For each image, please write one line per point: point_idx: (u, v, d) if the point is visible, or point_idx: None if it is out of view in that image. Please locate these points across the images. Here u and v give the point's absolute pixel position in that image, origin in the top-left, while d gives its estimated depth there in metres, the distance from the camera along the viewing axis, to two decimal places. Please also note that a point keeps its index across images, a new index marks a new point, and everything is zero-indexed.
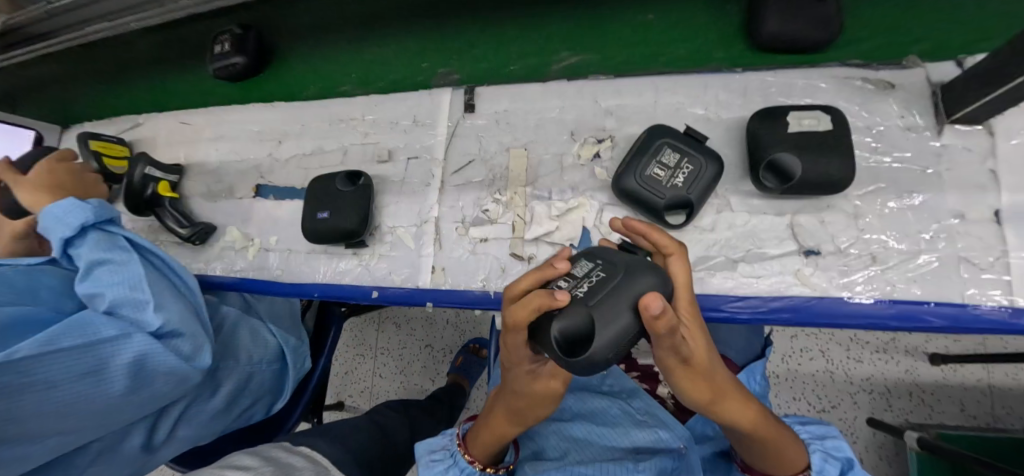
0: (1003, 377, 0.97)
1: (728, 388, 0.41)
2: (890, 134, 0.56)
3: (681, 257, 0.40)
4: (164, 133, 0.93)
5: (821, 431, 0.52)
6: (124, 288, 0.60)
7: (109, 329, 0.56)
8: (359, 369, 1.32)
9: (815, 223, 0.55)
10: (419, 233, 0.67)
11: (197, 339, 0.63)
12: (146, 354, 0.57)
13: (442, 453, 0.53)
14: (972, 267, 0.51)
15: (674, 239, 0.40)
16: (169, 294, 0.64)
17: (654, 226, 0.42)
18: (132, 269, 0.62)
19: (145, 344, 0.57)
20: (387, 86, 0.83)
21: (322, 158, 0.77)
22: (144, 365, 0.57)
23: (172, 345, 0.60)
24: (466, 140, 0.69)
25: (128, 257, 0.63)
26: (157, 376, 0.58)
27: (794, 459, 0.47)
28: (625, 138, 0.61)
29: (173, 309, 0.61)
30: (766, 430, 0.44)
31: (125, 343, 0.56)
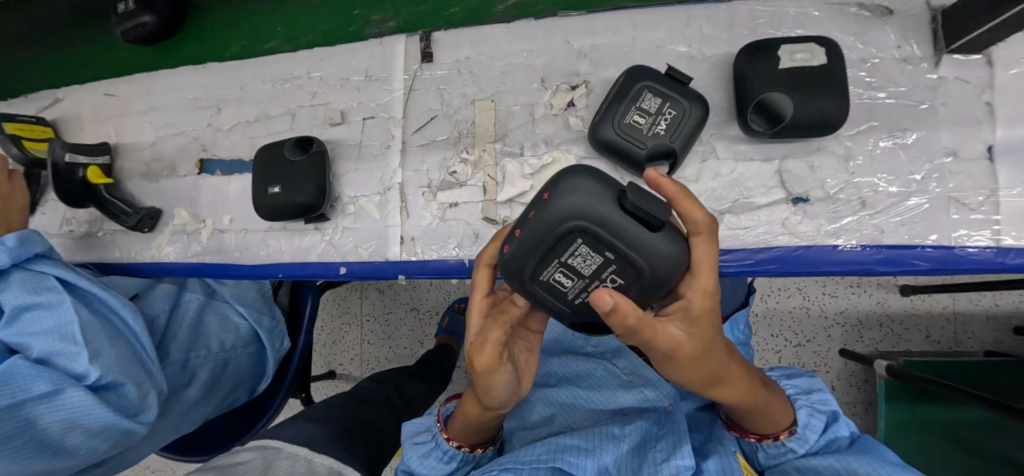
0: (967, 303, 0.99)
1: (730, 369, 0.39)
2: (885, 68, 0.52)
3: (710, 240, 0.34)
4: (89, 107, 0.83)
5: (807, 386, 0.53)
6: (53, 338, 0.54)
7: (39, 383, 0.51)
8: (346, 338, 1.28)
9: (804, 168, 0.52)
10: (383, 202, 0.62)
11: (142, 387, 0.58)
12: (79, 412, 0.51)
13: (427, 434, 0.50)
14: (962, 208, 0.49)
15: (707, 217, 0.33)
16: (109, 340, 0.57)
17: (688, 196, 0.33)
18: (64, 315, 0.55)
19: (81, 402, 0.51)
20: (314, 38, 0.71)
21: (270, 124, 0.70)
22: (81, 424, 0.52)
23: (111, 397, 0.55)
24: (428, 95, 0.62)
25: (60, 299, 0.57)
26: (97, 435, 0.53)
27: (781, 418, 0.47)
28: (602, 83, 0.56)
29: (113, 359, 0.55)
30: (756, 399, 0.44)
31: (56, 402, 0.51)
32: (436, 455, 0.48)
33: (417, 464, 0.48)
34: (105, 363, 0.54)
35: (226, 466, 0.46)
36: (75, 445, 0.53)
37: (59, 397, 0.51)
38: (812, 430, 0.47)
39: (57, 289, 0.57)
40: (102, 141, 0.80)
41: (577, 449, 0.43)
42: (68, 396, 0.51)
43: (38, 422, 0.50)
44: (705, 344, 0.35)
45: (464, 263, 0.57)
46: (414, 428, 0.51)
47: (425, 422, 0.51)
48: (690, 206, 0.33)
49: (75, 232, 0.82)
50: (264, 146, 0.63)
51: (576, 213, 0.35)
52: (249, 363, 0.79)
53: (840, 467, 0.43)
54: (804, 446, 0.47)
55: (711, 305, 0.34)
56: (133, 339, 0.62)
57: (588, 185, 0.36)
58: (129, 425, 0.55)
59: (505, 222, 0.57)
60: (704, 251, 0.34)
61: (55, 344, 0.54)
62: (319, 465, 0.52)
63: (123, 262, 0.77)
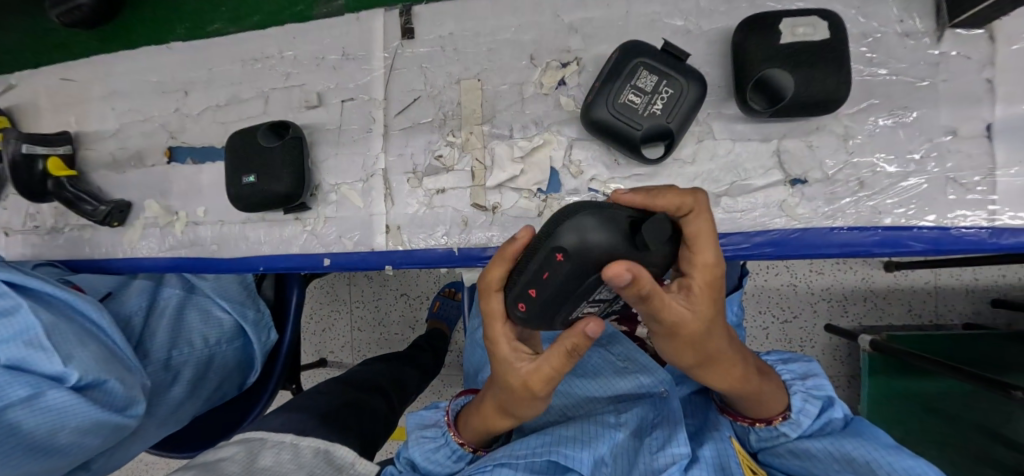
0: (949, 278, 1.00)
1: (725, 351, 0.38)
2: (886, 43, 0.50)
3: (703, 216, 0.31)
4: (45, 93, 0.77)
5: (803, 371, 0.51)
6: (17, 344, 0.51)
7: (17, 389, 0.48)
8: (334, 326, 1.26)
9: (803, 147, 0.50)
10: (366, 188, 0.59)
11: (127, 383, 0.57)
12: (68, 412, 0.50)
13: (434, 430, 0.49)
14: (959, 188, 0.48)
15: (690, 194, 0.31)
16: (80, 340, 0.55)
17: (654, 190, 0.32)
18: (24, 320, 0.52)
19: (66, 402, 0.50)
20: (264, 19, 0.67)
21: (242, 108, 0.66)
22: (68, 424, 0.50)
23: (96, 396, 0.54)
24: (410, 75, 0.59)
25: (15, 303, 0.53)
26: (86, 434, 0.52)
27: (776, 403, 0.46)
28: (594, 60, 0.53)
29: (90, 358, 0.53)
30: (751, 383, 0.42)
31: (42, 405, 0.49)
32: (443, 452, 0.47)
33: (420, 457, 0.47)
34: (83, 363, 0.52)
35: (209, 464, 0.44)
36: (65, 445, 0.51)
37: (41, 401, 0.49)
38: (805, 415, 0.46)
39: (9, 293, 0.53)
40: (62, 130, 0.75)
41: (571, 441, 0.42)
42: (50, 398, 0.49)
43: (23, 427, 0.48)
44: (707, 322, 0.33)
45: (453, 252, 0.55)
46: (420, 420, 0.50)
47: (433, 416, 0.50)
48: (664, 195, 0.32)
49: (40, 227, 0.77)
50: (236, 133, 0.59)
51: (591, 253, 0.31)
52: (235, 357, 0.77)
53: (833, 450, 0.42)
54: (795, 430, 0.46)
55: (712, 280, 0.32)
56: (107, 337, 0.60)
57: (600, 219, 0.32)
58: (119, 420, 0.55)
59: (494, 208, 0.54)
60: (698, 228, 0.31)
61: (21, 350, 0.51)
62: (305, 446, 0.51)
63: (95, 258, 0.74)
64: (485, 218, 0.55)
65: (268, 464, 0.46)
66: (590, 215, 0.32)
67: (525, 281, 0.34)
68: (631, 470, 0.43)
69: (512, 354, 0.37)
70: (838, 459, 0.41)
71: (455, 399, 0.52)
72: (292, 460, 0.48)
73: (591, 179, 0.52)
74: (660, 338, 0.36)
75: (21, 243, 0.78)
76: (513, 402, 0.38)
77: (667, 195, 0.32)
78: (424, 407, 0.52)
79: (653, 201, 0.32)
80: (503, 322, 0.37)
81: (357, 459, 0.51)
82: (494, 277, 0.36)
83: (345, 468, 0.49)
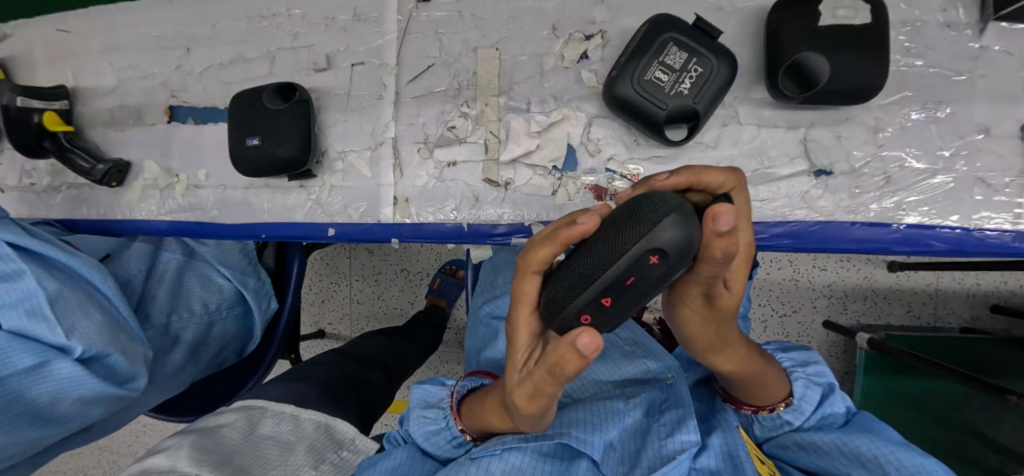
0: (951, 282, 0.99)
1: (734, 333, 0.38)
2: (926, 32, 0.48)
3: (743, 193, 0.31)
4: (40, 43, 0.74)
5: (804, 358, 0.51)
6: (18, 313, 0.49)
7: (22, 357, 0.48)
8: (334, 297, 1.25)
9: (830, 137, 0.48)
10: (374, 158, 0.57)
11: (132, 357, 0.56)
12: (70, 385, 0.50)
13: (436, 411, 0.48)
14: (986, 189, 0.46)
15: (733, 172, 0.30)
16: (84, 310, 0.53)
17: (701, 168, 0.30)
18: (25, 287, 0.50)
19: (69, 375, 0.50)
20: None
21: (246, 68, 0.64)
22: (72, 395, 0.50)
23: (100, 368, 0.53)
24: (424, 40, 0.56)
25: (18, 268, 0.51)
26: (88, 405, 0.52)
27: (778, 390, 0.46)
28: (619, 34, 0.50)
29: (95, 330, 0.52)
30: (760, 365, 0.43)
31: (45, 375, 0.49)
32: (444, 436, 0.46)
33: (421, 437, 0.46)
34: (86, 336, 0.51)
35: (207, 430, 0.44)
36: (67, 414, 0.52)
37: (47, 371, 0.49)
38: (807, 402, 0.46)
39: (12, 257, 0.51)
40: (59, 83, 0.72)
41: (582, 424, 0.42)
42: (56, 369, 0.49)
43: (29, 395, 0.48)
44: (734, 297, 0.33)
45: (462, 228, 0.54)
46: (424, 397, 0.50)
47: (437, 394, 0.50)
48: (710, 173, 0.30)
49: (37, 185, 0.75)
50: (239, 94, 0.56)
51: (669, 258, 0.26)
52: (235, 326, 0.76)
53: (838, 442, 0.42)
54: (799, 418, 0.46)
55: (746, 255, 0.32)
56: (113, 305, 0.59)
57: (678, 213, 0.26)
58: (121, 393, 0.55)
59: (506, 184, 0.53)
60: (739, 204, 0.31)
61: (22, 319, 0.49)
62: (307, 419, 0.50)
63: (92, 218, 0.72)
64: (496, 194, 0.53)
65: (267, 435, 0.46)
66: (665, 208, 0.26)
67: (586, 288, 0.29)
68: (639, 456, 0.42)
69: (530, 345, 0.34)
70: (844, 453, 0.41)
71: (460, 380, 0.51)
72: (292, 432, 0.48)
73: (609, 159, 0.50)
74: (681, 304, 0.36)
75: (17, 199, 0.76)
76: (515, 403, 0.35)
77: (713, 174, 0.30)
78: (428, 383, 0.52)
79: (700, 180, 0.30)
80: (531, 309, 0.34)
81: (357, 435, 0.51)
82: (534, 262, 0.32)
83: (345, 444, 0.50)
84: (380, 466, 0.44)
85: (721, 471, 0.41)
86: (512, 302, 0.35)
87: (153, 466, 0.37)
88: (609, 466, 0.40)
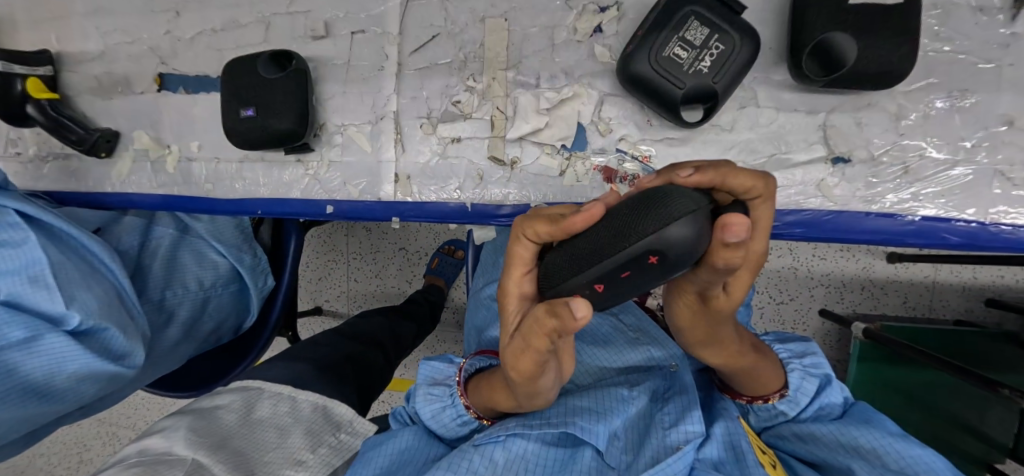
0: (950, 275, 0.98)
1: (732, 332, 0.38)
2: (956, 16, 0.45)
3: (768, 203, 0.29)
4: (21, 3, 0.70)
5: (801, 349, 0.49)
6: (18, 280, 0.47)
7: (14, 330, 0.47)
8: (331, 275, 1.24)
9: (851, 124, 0.46)
10: (375, 132, 0.55)
11: (129, 331, 0.54)
12: (63, 360, 0.49)
13: (442, 389, 0.47)
14: (1005, 182, 0.45)
15: (763, 179, 0.29)
16: (83, 281, 0.52)
17: (729, 169, 0.28)
18: (29, 255, 0.49)
19: (63, 348, 0.48)
20: None
21: (240, 35, 0.61)
22: (66, 369, 0.49)
23: (96, 342, 0.52)
24: (429, 9, 0.53)
25: (25, 237, 0.49)
26: (83, 380, 0.51)
27: (773, 382, 0.45)
28: (636, 6, 0.48)
29: (94, 302, 0.51)
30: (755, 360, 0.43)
31: (37, 348, 0.48)
32: (448, 413, 0.46)
33: (430, 415, 0.46)
34: (85, 306, 0.49)
35: (204, 411, 0.44)
36: (61, 390, 0.50)
37: (39, 343, 0.48)
38: (802, 393, 0.46)
39: (20, 226, 0.50)
40: (42, 47, 0.68)
41: (587, 412, 0.41)
42: (49, 342, 0.48)
43: (21, 368, 0.48)
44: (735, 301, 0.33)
45: (466, 208, 0.52)
46: (431, 375, 0.49)
47: (444, 372, 0.49)
48: (739, 177, 0.28)
49: (22, 155, 0.72)
50: (233, 61, 0.54)
51: (669, 261, 0.25)
52: (231, 302, 0.75)
53: (836, 434, 0.42)
54: (794, 409, 0.46)
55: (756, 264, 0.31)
56: (113, 279, 0.57)
57: (692, 211, 0.24)
58: (117, 370, 0.53)
59: (513, 164, 0.51)
60: (761, 213, 0.29)
61: (20, 287, 0.47)
62: (303, 401, 0.49)
63: (81, 190, 0.69)
64: (501, 173, 0.51)
65: (264, 418, 0.45)
66: (679, 204, 0.25)
67: (582, 271, 0.28)
68: (643, 444, 0.41)
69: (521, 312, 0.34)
70: (842, 445, 0.41)
71: (467, 358, 0.50)
72: (290, 414, 0.47)
73: (620, 140, 0.48)
74: (673, 297, 0.35)
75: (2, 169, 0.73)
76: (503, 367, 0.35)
77: (740, 177, 0.28)
78: (436, 359, 0.51)
79: (724, 182, 0.28)
80: (526, 273, 0.34)
81: (355, 417, 0.50)
82: (533, 230, 0.32)
83: (343, 426, 0.48)
84: (385, 448, 0.42)
85: (724, 460, 0.40)
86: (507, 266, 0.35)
87: (150, 447, 0.38)
88: (614, 455, 0.40)
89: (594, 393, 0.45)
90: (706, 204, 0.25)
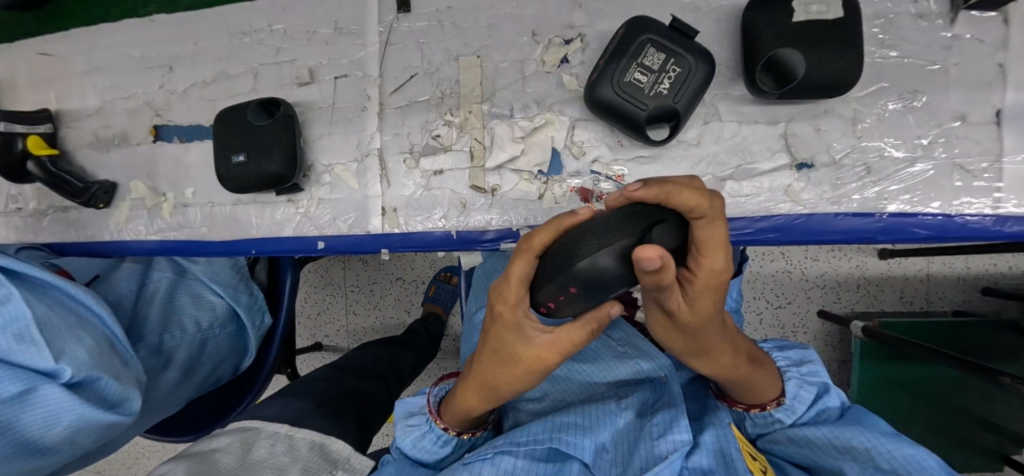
0: (940, 267, 1.00)
1: (718, 343, 0.38)
2: (899, 24, 0.48)
3: (715, 222, 0.28)
4: (22, 67, 0.73)
5: (799, 357, 0.50)
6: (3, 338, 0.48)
7: (6, 386, 0.47)
8: (330, 310, 1.25)
9: (810, 131, 0.49)
10: (361, 169, 0.57)
11: (122, 377, 0.55)
12: (57, 413, 0.49)
13: (420, 417, 0.48)
14: (965, 174, 0.47)
15: (709, 198, 0.27)
16: (71, 333, 0.53)
17: (674, 188, 0.28)
18: (15, 310, 0.49)
19: (59, 400, 0.49)
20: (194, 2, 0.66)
21: (230, 85, 0.64)
22: (62, 421, 0.49)
23: (90, 392, 0.52)
24: (406, 50, 0.57)
25: (7, 293, 0.50)
26: (79, 432, 0.51)
27: (769, 391, 0.46)
28: (598, 37, 0.51)
29: (83, 354, 0.52)
30: (746, 370, 0.42)
31: (31, 403, 0.48)
32: (428, 438, 0.47)
33: (410, 445, 0.47)
34: (74, 358, 0.51)
35: (201, 454, 0.44)
36: (56, 444, 0.51)
37: (34, 397, 0.48)
38: (800, 401, 0.46)
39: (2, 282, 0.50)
40: (42, 107, 0.72)
41: (573, 427, 0.42)
42: (45, 394, 0.49)
43: (19, 424, 0.48)
44: (702, 317, 0.33)
45: (451, 235, 0.54)
46: (408, 408, 0.50)
47: (419, 403, 0.50)
48: (682, 196, 0.28)
49: (23, 210, 0.74)
50: (223, 111, 0.56)
51: (604, 281, 0.31)
52: (230, 342, 0.76)
53: (829, 437, 0.42)
54: (791, 416, 0.46)
55: (716, 282, 0.30)
56: (105, 328, 0.58)
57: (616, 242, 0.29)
58: (113, 419, 0.53)
59: (493, 190, 0.53)
60: (707, 234, 0.28)
61: (8, 344, 0.48)
62: (301, 439, 0.50)
63: (81, 242, 0.71)
64: (484, 200, 0.54)
65: (262, 456, 0.45)
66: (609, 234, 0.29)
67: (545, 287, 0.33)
68: (629, 457, 0.42)
69: (520, 322, 0.36)
70: (835, 447, 0.41)
71: (438, 385, 0.52)
72: (288, 453, 0.47)
73: (594, 161, 0.51)
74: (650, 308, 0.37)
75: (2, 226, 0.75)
76: (502, 372, 0.38)
77: (686, 195, 0.28)
78: (410, 395, 0.52)
79: (668, 201, 0.28)
80: (523, 286, 0.34)
81: (353, 453, 0.51)
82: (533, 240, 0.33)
83: (340, 463, 0.49)
84: None
85: (713, 469, 0.41)
86: (499, 282, 0.36)
87: None
88: (602, 468, 0.41)
89: (579, 411, 0.45)
90: (635, 234, 0.29)
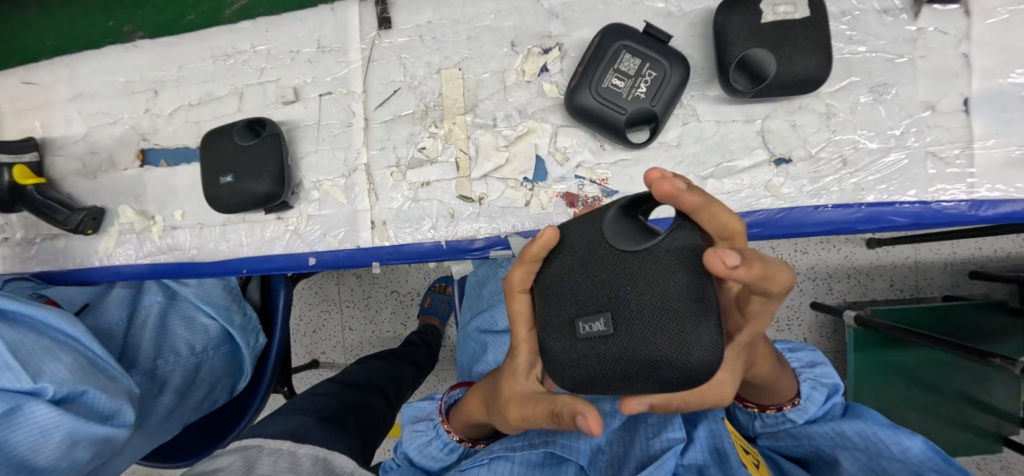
0: (928, 254, 1.01)
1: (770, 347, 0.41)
2: (864, 20, 0.50)
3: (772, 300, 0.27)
4: (6, 97, 0.73)
5: (811, 361, 0.52)
6: None
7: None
8: (326, 326, 1.24)
9: (786, 127, 0.50)
10: (349, 184, 0.58)
11: (111, 388, 0.54)
12: (45, 430, 0.48)
13: (425, 423, 0.50)
14: (938, 162, 0.48)
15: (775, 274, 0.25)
16: (50, 353, 0.52)
17: (750, 272, 0.24)
18: None
19: (42, 417, 0.48)
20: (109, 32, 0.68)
21: (215, 106, 0.64)
22: (52, 439, 0.48)
23: (78, 407, 0.51)
24: (389, 66, 0.58)
25: None
26: (72, 449, 0.49)
27: (786, 391, 0.45)
28: (576, 45, 0.53)
29: (63, 371, 0.51)
30: (772, 360, 0.42)
31: (18, 422, 0.48)
32: (435, 445, 0.48)
33: (413, 449, 0.48)
34: (54, 376, 0.50)
35: (204, 474, 0.43)
36: (54, 462, 0.49)
37: (22, 415, 0.48)
38: (813, 402, 0.46)
39: None
40: (27, 136, 0.71)
41: (570, 431, 0.45)
42: (30, 414, 0.48)
43: (12, 443, 0.48)
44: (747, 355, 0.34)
45: (441, 245, 0.55)
46: (414, 412, 0.52)
47: (426, 409, 0.52)
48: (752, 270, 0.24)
49: (10, 239, 0.74)
50: (209, 134, 0.57)
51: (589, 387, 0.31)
52: (224, 363, 0.76)
53: (835, 435, 0.42)
54: (803, 416, 0.45)
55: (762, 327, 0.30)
56: (86, 348, 0.56)
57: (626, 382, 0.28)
58: (106, 431, 0.51)
59: (480, 199, 0.54)
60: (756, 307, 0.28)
61: None
62: (303, 454, 0.50)
63: (70, 270, 0.71)
64: (472, 209, 0.54)
65: (265, 472, 0.45)
66: (597, 349, 0.28)
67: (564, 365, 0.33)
68: (628, 457, 0.44)
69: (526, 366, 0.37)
70: (829, 436, 0.42)
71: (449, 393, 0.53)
72: (291, 468, 0.47)
73: (577, 164, 0.52)
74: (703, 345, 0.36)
75: None
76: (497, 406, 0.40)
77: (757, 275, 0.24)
78: (418, 400, 0.54)
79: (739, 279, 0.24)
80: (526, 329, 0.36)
81: (355, 466, 0.50)
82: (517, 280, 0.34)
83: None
84: None
85: (709, 463, 0.41)
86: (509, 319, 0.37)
87: None
88: (598, 467, 0.43)
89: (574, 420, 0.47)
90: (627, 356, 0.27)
